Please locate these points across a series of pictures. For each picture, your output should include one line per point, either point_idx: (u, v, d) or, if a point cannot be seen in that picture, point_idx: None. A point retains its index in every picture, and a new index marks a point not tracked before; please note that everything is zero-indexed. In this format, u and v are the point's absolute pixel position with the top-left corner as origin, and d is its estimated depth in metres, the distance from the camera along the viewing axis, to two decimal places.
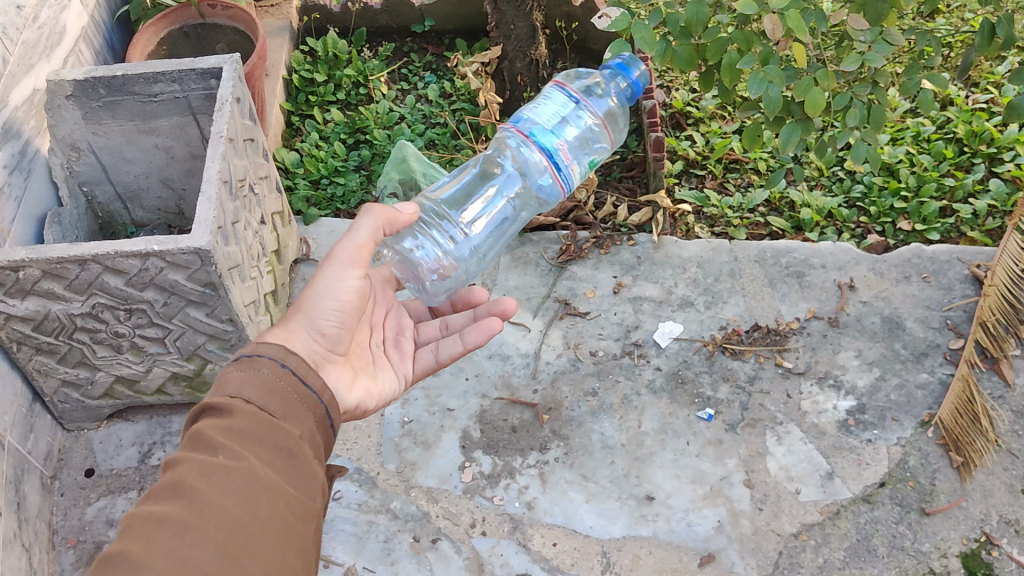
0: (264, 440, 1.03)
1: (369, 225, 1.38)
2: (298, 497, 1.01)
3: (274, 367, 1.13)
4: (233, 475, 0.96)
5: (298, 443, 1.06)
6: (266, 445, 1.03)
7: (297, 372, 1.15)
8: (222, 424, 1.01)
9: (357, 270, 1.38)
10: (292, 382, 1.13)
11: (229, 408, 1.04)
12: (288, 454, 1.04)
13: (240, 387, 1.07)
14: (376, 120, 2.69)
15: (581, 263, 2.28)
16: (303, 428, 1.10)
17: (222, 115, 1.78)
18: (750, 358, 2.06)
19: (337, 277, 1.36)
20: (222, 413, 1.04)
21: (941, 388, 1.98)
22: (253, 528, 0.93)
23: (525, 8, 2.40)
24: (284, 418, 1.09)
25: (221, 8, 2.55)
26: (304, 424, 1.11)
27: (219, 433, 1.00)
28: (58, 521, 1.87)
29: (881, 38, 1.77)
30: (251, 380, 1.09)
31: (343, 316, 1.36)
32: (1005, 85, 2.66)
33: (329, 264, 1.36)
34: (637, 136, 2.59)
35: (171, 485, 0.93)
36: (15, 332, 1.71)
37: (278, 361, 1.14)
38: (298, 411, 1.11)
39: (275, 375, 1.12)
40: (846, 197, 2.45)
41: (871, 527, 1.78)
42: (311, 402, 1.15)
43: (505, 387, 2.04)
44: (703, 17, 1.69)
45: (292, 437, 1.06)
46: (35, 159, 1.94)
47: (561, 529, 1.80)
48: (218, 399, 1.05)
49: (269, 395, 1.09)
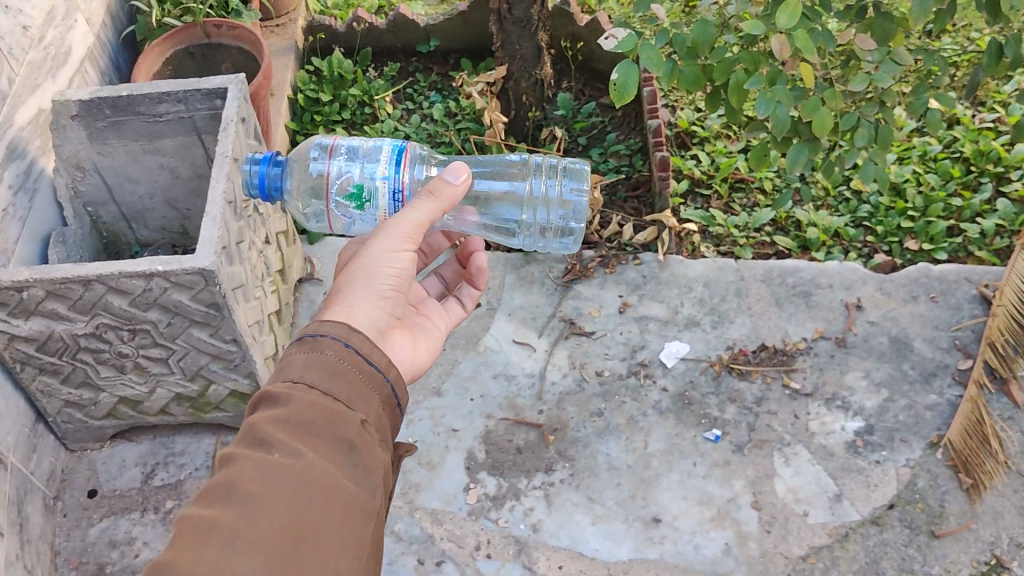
0: (323, 431, 0.99)
1: (430, 208, 1.28)
2: (356, 494, 0.97)
3: (338, 347, 1.08)
4: (288, 475, 0.93)
5: (360, 432, 1.02)
6: (322, 436, 0.99)
7: (362, 351, 1.09)
8: (279, 416, 0.98)
9: (409, 247, 1.28)
10: (356, 363, 1.07)
11: (287, 396, 1.01)
12: (349, 447, 1.00)
13: (303, 372, 1.03)
14: (382, 139, 2.69)
15: (586, 282, 2.27)
16: (369, 412, 1.05)
17: (227, 135, 1.78)
18: (758, 379, 2.05)
19: (389, 247, 1.26)
20: (276, 402, 1.00)
21: (951, 410, 1.97)
22: (307, 534, 0.91)
23: (530, 29, 2.40)
24: (348, 403, 1.03)
25: (227, 28, 2.56)
26: (370, 406, 1.06)
27: (275, 427, 0.97)
28: (61, 542, 1.86)
29: (889, 57, 1.77)
30: (314, 363, 1.04)
31: (404, 283, 1.29)
32: (1012, 103, 2.66)
33: (380, 234, 1.26)
34: (642, 155, 2.59)
35: (223, 487, 0.91)
36: (19, 352, 1.71)
37: (342, 340, 1.09)
38: (364, 394, 1.06)
39: (339, 357, 1.07)
40: (853, 216, 2.45)
41: (880, 550, 1.77)
42: (377, 382, 1.08)
43: (510, 407, 2.03)
44: (710, 37, 1.69)
45: (354, 426, 1.01)
46: (40, 179, 1.94)
47: (566, 551, 1.78)
48: (277, 388, 1.01)
49: (334, 378, 1.04)
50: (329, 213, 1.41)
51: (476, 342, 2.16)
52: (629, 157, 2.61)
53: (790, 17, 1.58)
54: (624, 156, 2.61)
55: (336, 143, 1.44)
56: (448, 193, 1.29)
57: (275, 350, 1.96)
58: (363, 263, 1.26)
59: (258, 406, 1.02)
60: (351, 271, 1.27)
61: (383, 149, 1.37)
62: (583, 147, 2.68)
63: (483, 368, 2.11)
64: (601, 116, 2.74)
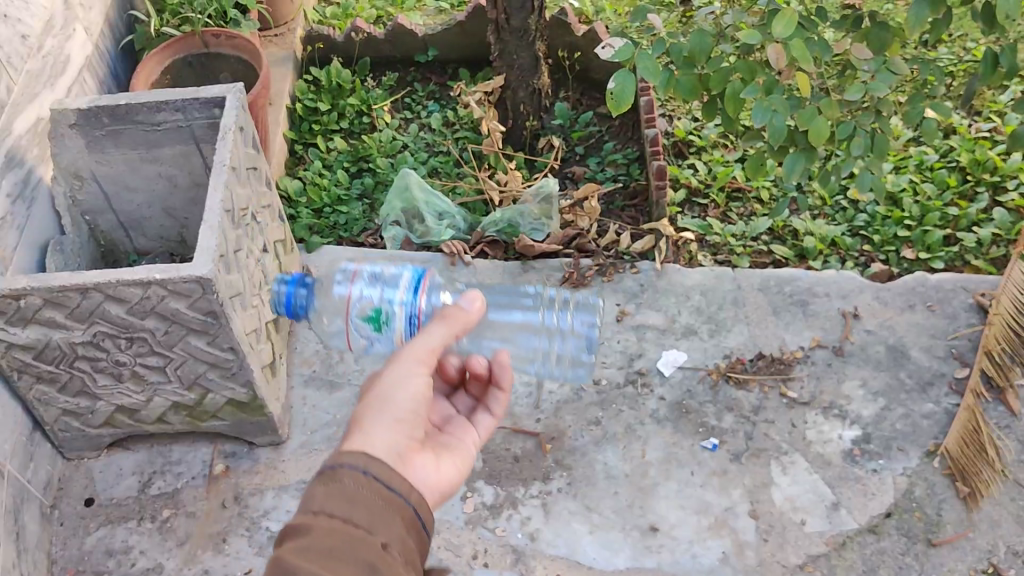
0: (348, 561, 0.91)
1: (443, 333, 1.31)
2: None
3: (357, 475, 1.00)
4: None
5: (383, 557, 0.93)
6: (345, 561, 0.91)
7: (383, 478, 1.02)
8: (301, 547, 0.91)
9: (424, 372, 1.30)
10: (375, 488, 1.00)
11: (308, 526, 0.93)
12: (373, 571, 0.92)
13: (324, 502, 0.96)
14: (379, 148, 2.70)
15: (583, 291, 2.27)
16: (391, 535, 0.96)
17: (225, 144, 1.79)
18: (755, 388, 2.05)
19: (406, 371, 1.28)
20: (298, 533, 0.93)
21: (947, 418, 1.97)
22: None
23: (529, 39, 2.41)
24: (370, 526, 0.96)
25: (225, 37, 2.58)
26: (393, 529, 0.97)
27: (300, 558, 0.90)
28: (57, 551, 1.86)
29: (885, 67, 1.76)
30: (335, 494, 0.97)
31: (419, 409, 1.29)
32: (1008, 113, 2.67)
33: (396, 361, 1.30)
34: (639, 165, 2.60)
35: None
36: (16, 360, 1.71)
37: (361, 468, 1.01)
38: (386, 517, 0.98)
39: (358, 486, 0.99)
40: (849, 226, 2.45)
41: (877, 559, 1.77)
42: (401, 506, 1.00)
43: (507, 416, 2.03)
44: (706, 47, 1.70)
45: (377, 552, 0.93)
46: (39, 188, 1.94)
47: (564, 560, 1.78)
48: (298, 521, 0.94)
49: (354, 505, 0.96)
50: (347, 332, 1.41)
51: None
52: (626, 166, 2.61)
53: (785, 27, 1.59)
54: (621, 165, 2.62)
55: (352, 272, 1.44)
56: (459, 317, 1.33)
57: (273, 358, 1.96)
58: (378, 393, 1.28)
59: (279, 542, 0.94)
60: (366, 400, 1.29)
61: (403, 279, 1.38)
62: (581, 157, 2.68)
63: None
64: (599, 126, 2.75)
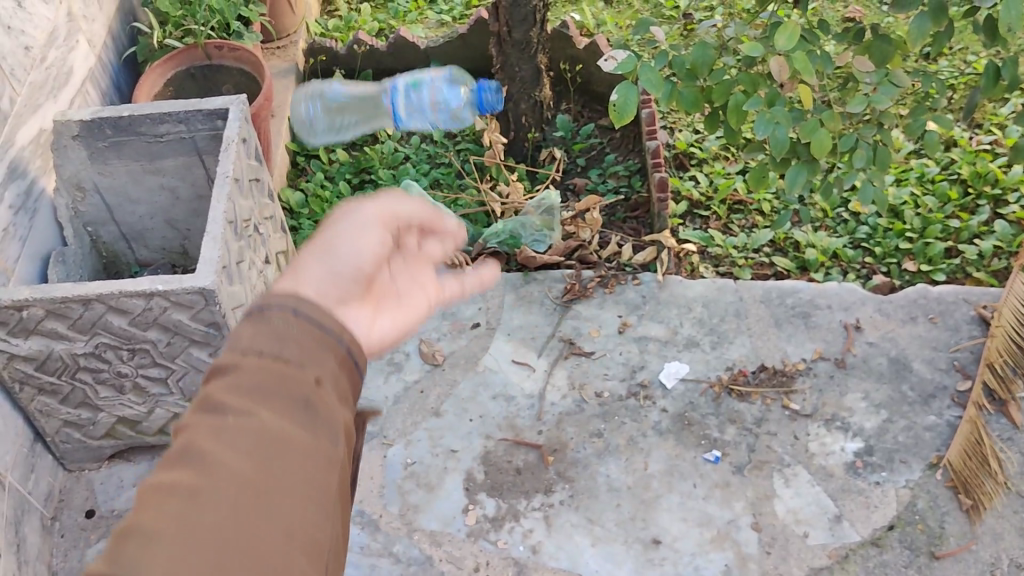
0: (280, 393, 0.79)
1: (418, 210, 1.20)
2: (317, 446, 0.78)
3: (290, 318, 0.85)
4: (243, 437, 0.75)
5: (318, 392, 0.82)
6: (275, 404, 0.79)
7: (321, 320, 0.87)
8: (231, 381, 0.80)
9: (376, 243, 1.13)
10: (309, 334, 0.85)
11: (237, 365, 0.82)
12: (307, 408, 0.80)
13: (252, 339, 0.82)
14: (381, 160, 2.71)
15: (585, 302, 2.27)
16: (325, 371, 0.84)
17: (228, 155, 1.79)
18: (757, 400, 2.05)
19: (354, 235, 1.10)
20: (226, 372, 0.81)
21: (950, 431, 1.97)
22: (269, 509, 0.72)
23: (530, 52, 2.41)
24: (303, 364, 0.83)
25: (228, 50, 2.59)
26: (328, 368, 0.84)
27: (229, 394, 0.79)
28: (58, 563, 1.85)
29: (886, 79, 1.77)
30: (265, 331, 0.83)
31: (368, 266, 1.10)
32: (1009, 126, 2.67)
33: (347, 216, 1.12)
34: (640, 176, 2.60)
35: (159, 481, 0.72)
36: (18, 372, 1.71)
37: (291, 311, 0.86)
38: (320, 354, 0.84)
39: (291, 328, 0.84)
40: (851, 238, 2.45)
41: (880, 572, 1.76)
42: (333, 347, 0.86)
43: (509, 428, 2.03)
44: (708, 59, 1.70)
45: (314, 387, 0.82)
46: (41, 199, 1.94)
47: (566, 573, 1.78)
48: (223, 360, 0.83)
49: (287, 343, 0.83)
50: None
51: (475, 362, 2.16)
52: (627, 178, 2.62)
53: (788, 39, 1.59)
54: (622, 177, 2.62)
55: None
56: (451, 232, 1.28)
57: None
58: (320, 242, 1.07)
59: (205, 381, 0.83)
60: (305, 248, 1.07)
61: None
62: (582, 168, 2.69)
63: (482, 389, 2.10)
64: (600, 138, 2.76)
